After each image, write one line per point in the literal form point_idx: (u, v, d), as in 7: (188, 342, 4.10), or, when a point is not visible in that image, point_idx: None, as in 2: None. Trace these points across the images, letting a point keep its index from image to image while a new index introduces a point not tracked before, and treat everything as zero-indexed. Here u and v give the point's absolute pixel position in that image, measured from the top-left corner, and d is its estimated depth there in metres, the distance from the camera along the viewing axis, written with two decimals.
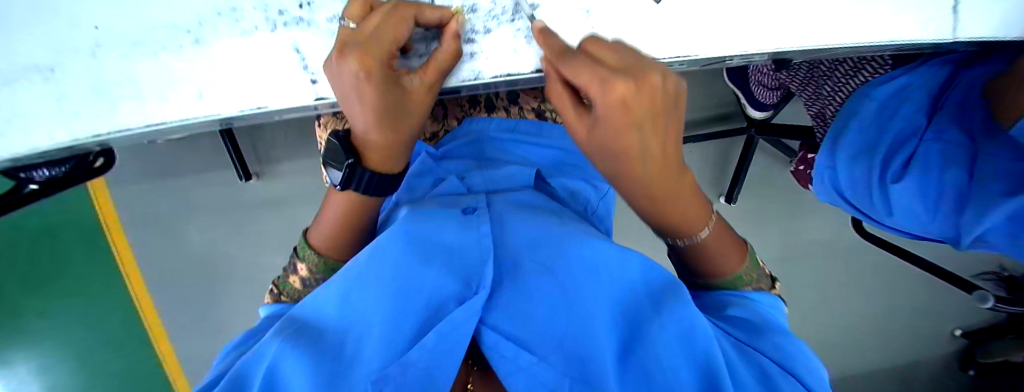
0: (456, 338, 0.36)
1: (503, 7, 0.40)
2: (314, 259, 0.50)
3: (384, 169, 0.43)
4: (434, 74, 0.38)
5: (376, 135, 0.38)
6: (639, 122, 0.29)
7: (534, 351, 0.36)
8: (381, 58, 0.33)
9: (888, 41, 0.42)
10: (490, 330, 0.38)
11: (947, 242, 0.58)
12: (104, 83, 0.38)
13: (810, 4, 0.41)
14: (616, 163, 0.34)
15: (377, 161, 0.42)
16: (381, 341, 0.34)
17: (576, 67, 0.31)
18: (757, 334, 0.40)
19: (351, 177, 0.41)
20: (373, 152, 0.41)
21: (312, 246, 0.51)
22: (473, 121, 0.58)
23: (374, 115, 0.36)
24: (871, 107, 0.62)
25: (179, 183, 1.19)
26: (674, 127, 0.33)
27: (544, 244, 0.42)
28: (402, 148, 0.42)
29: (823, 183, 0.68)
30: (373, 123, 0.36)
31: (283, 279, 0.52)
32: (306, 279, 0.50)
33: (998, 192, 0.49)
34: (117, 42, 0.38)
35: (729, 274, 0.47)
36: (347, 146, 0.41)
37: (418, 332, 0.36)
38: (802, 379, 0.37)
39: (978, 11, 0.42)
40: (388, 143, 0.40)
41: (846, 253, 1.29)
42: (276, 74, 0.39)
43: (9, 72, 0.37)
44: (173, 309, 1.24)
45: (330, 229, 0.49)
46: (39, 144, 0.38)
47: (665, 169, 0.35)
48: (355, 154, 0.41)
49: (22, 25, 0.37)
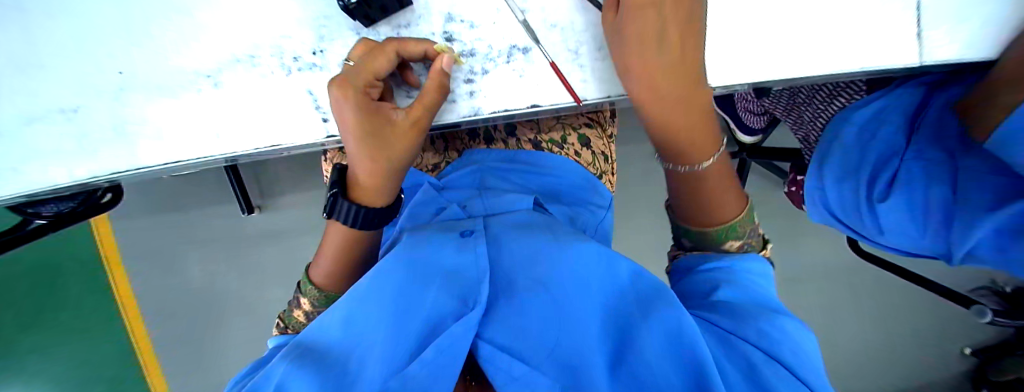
0: (453, 355, 0.36)
1: (500, 50, 0.42)
2: (315, 294, 0.51)
3: (375, 202, 0.45)
4: (418, 112, 0.39)
5: (359, 163, 0.42)
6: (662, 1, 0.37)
7: (528, 361, 0.36)
8: (361, 88, 0.37)
9: (858, 69, 0.45)
10: (483, 343, 0.37)
11: (941, 257, 0.60)
12: (124, 123, 0.41)
13: (786, 38, 0.44)
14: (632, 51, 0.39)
15: (364, 193, 0.44)
16: (382, 359, 0.35)
17: None
18: (742, 319, 0.41)
19: (334, 206, 0.44)
20: (359, 183, 0.44)
21: (313, 281, 0.51)
22: (473, 152, 0.60)
23: (354, 139, 0.39)
24: (852, 130, 0.66)
25: (181, 217, 1.19)
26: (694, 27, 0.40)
27: (537, 259, 0.43)
28: (387, 181, 0.43)
29: (815, 204, 0.70)
30: (355, 147, 0.40)
31: (288, 313, 0.54)
32: (309, 314, 0.51)
33: (982, 206, 0.50)
34: (135, 86, 0.41)
35: (725, 224, 0.50)
36: (337, 177, 0.45)
37: (417, 349, 0.36)
38: (792, 368, 0.37)
39: (945, 35, 0.45)
40: (370, 171, 0.42)
41: (845, 272, 1.29)
42: (287, 114, 0.42)
43: (38, 113, 0.41)
44: (168, 351, 1.21)
45: (329, 263, 0.49)
46: (58, 180, 0.42)
47: (682, 69, 0.40)
48: (341, 186, 0.44)
49: (55, 68, 0.41)
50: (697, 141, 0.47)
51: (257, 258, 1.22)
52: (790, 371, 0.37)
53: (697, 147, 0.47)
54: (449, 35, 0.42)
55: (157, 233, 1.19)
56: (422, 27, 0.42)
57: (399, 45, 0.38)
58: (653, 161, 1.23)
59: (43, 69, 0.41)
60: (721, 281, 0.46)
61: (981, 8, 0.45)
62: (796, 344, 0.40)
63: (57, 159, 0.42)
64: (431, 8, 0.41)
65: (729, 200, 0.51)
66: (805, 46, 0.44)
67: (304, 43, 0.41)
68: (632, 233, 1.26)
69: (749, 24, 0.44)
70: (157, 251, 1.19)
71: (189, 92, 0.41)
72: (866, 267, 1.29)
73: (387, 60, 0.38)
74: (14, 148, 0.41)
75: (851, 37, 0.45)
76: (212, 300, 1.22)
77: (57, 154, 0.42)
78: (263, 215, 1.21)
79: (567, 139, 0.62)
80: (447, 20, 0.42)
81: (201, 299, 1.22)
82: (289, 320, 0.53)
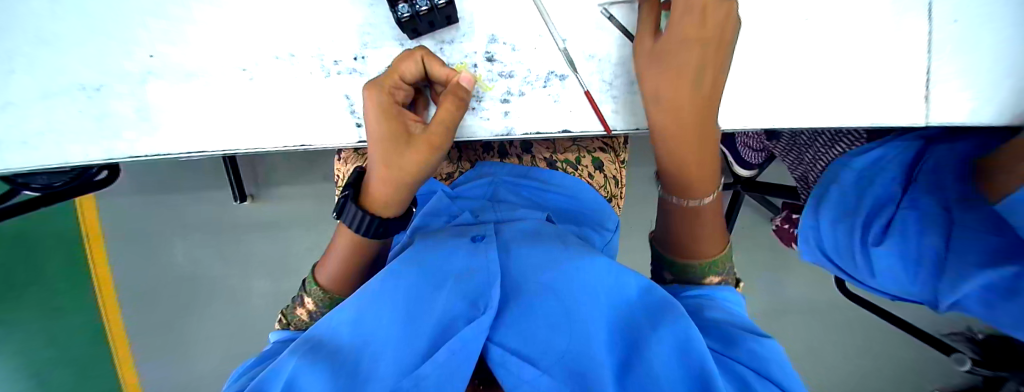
0: (467, 354, 0.35)
1: (538, 74, 0.44)
2: (319, 295, 0.50)
3: (384, 213, 0.45)
4: (436, 127, 0.38)
5: (373, 166, 0.42)
6: (702, 41, 0.39)
7: (537, 364, 0.35)
8: (385, 91, 0.38)
9: (867, 124, 0.47)
10: (494, 346, 0.37)
11: (926, 303, 0.62)
12: (148, 106, 0.41)
13: (804, 88, 0.46)
14: (663, 79, 0.41)
15: (373, 201, 0.44)
16: (395, 359, 0.35)
17: None
18: (733, 342, 0.41)
19: (343, 207, 0.45)
20: (369, 189, 0.44)
21: (318, 282, 0.50)
22: (485, 166, 0.61)
23: (372, 138, 0.40)
24: (849, 177, 0.67)
25: (171, 200, 1.17)
26: (716, 70, 0.41)
27: (550, 267, 0.42)
28: (396, 192, 0.42)
29: (807, 242, 0.72)
30: (372, 146, 0.40)
31: (293, 310, 0.53)
32: (313, 313, 0.51)
33: (973, 263, 0.53)
34: (165, 70, 0.41)
35: (707, 260, 0.52)
36: (355, 179, 0.46)
37: (429, 350, 0.35)
38: (779, 382, 0.38)
39: (950, 100, 0.48)
40: (380, 177, 0.41)
41: (828, 309, 1.32)
42: (320, 115, 0.42)
43: (57, 89, 0.41)
44: (143, 342, 1.17)
45: (336, 259, 0.49)
46: (74, 158, 0.41)
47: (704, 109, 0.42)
48: (354, 189, 0.45)
49: (79, 42, 0.40)
50: (707, 174, 0.48)
51: (246, 248, 1.20)
52: (775, 383, 0.38)
53: (701, 184, 0.49)
54: (491, 54, 0.43)
55: (145, 213, 1.16)
56: (465, 44, 0.43)
57: (428, 54, 0.38)
58: (652, 188, 1.27)
59: (70, 45, 0.40)
60: (706, 305, 0.47)
61: (988, 76, 0.48)
62: (780, 357, 0.41)
63: (74, 137, 0.41)
64: (476, 27, 0.43)
65: (715, 239, 0.53)
66: (823, 96, 0.47)
67: (347, 48, 0.42)
68: (625, 254, 1.27)
69: (774, 74, 0.46)
70: (143, 233, 1.17)
71: (221, 82, 0.41)
72: (848, 306, 1.32)
73: (412, 66, 0.38)
74: (29, 121, 0.41)
75: (863, 91, 0.47)
76: (195, 289, 1.19)
77: (76, 131, 0.41)
78: (256, 205, 1.19)
79: (581, 160, 0.63)
80: (490, 42, 0.43)
81: (184, 288, 1.19)
82: (292, 318, 0.53)
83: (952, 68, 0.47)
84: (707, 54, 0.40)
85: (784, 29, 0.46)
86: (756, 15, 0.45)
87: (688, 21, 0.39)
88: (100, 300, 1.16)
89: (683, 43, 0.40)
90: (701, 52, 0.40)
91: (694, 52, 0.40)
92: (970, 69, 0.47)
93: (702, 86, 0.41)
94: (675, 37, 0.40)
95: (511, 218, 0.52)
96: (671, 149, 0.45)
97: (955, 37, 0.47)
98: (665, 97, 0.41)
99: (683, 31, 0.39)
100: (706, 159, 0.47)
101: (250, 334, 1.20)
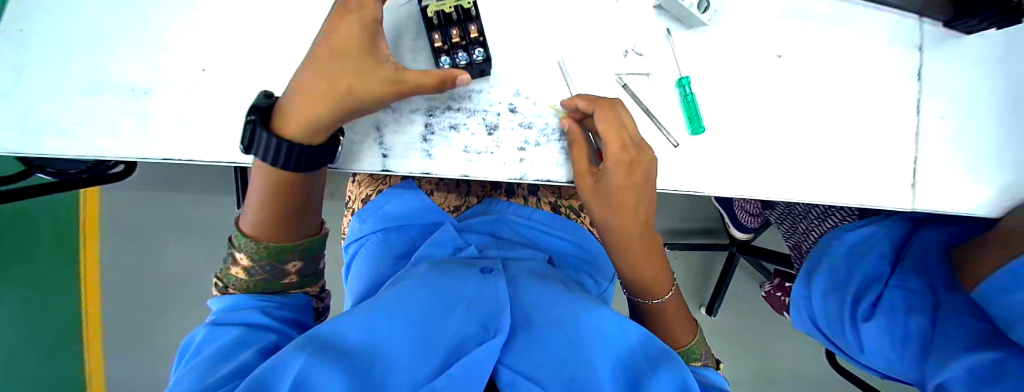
0: (478, 373, 0.37)
1: (554, 128, 0.48)
2: (251, 247, 0.46)
3: (296, 137, 0.39)
4: (412, 75, 0.38)
5: (313, 80, 0.38)
6: (633, 185, 0.46)
7: (543, 386, 0.37)
8: (362, 3, 0.38)
9: (858, 203, 0.50)
10: (504, 369, 0.40)
11: (915, 385, 0.61)
12: (189, 113, 0.44)
13: (800, 164, 0.50)
14: (611, 215, 0.49)
15: (293, 125, 0.39)
16: (410, 367, 0.36)
17: (606, 127, 0.43)
18: None
19: (253, 137, 0.39)
20: (291, 106, 0.39)
21: (247, 234, 0.46)
22: (495, 202, 0.64)
23: (332, 48, 0.37)
24: (840, 250, 0.69)
25: (176, 199, 1.18)
26: (647, 201, 0.49)
27: (555, 303, 0.46)
28: (316, 114, 0.38)
29: (798, 311, 0.73)
30: (327, 55, 0.38)
31: (226, 272, 0.48)
32: (251, 269, 0.46)
33: (959, 345, 0.54)
34: (212, 83, 0.45)
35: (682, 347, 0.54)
36: (264, 108, 0.40)
37: (442, 366, 0.37)
38: None
39: (936, 188, 0.51)
40: (318, 94, 0.38)
41: (820, 384, 1.29)
42: (348, 141, 0.45)
43: (108, 89, 0.44)
44: (117, 346, 1.14)
45: (259, 203, 0.45)
46: (109, 152, 0.44)
47: (648, 230, 0.52)
48: (262, 116, 0.39)
49: (138, 52, 0.44)
50: (659, 277, 0.54)
51: None
52: None
53: (659, 283, 0.54)
54: (513, 106, 0.47)
55: (147, 210, 1.18)
56: (492, 95, 0.47)
57: None
58: None
59: (130, 52, 0.44)
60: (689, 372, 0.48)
61: (970, 169, 0.51)
62: None
63: (113, 134, 0.44)
64: (502, 81, 0.47)
65: (684, 324, 0.55)
66: (818, 173, 0.50)
67: None
68: (618, 303, 1.27)
69: (772, 148, 0.49)
70: (142, 230, 1.17)
71: None
72: (839, 381, 1.29)
73: None
74: (74, 114, 0.44)
75: (856, 172, 0.50)
76: (180, 290, 1.18)
77: (117, 128, 0.44)
78: None
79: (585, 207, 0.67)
80: (514, 95, 0.47)
81: (167, 293, 1.17)
82: (226, 279, 0.47)
83: (937, 157, 0.51)
84: (642, 193, 0.47)
85: (782, 110, 0.50)
86: (759, 96, 0.50)
87: (619, 170, 0.45)
88: (84, 291, 1.14)
89: (621, 186, 0.46)
90: (642, 189, 0.47)
91: (629, 190, 0.47)
92: (955, 158, 0.51)
93: (638, 215, 0.49)
94: (614, 185, 0.46)
95: (515, 255, 0.55)
96: (629, 262, 0.53)
97: (940, 131, 0.51)
98: (614, 225, 0.50)
99: (617, 178, 0.45)
100: (655, 258, 0.53)
101: None
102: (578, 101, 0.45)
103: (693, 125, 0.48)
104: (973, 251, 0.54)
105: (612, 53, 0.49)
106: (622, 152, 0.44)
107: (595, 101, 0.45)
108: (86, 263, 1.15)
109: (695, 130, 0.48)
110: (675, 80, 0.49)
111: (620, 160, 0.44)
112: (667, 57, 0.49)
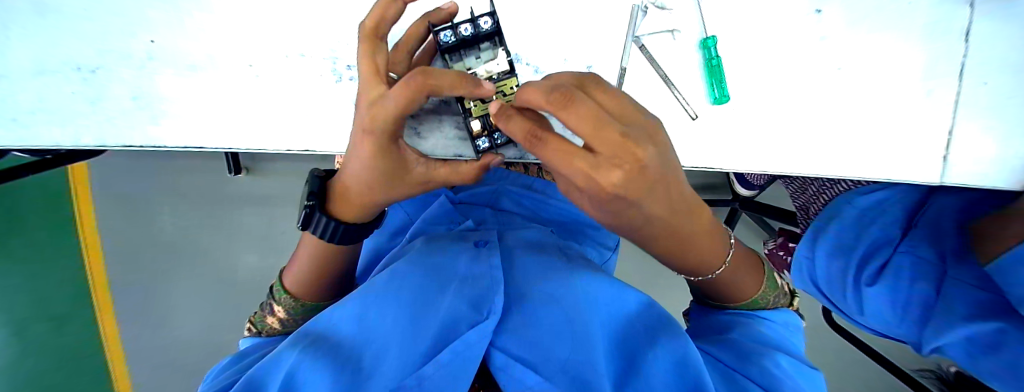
0: (468, 358, 0.35)
1: None
2: (289, 303, 0.45)
3: (349, 219, 0.40)
4: (446, 172, 0.35)
5: (355, 184, 0.36)
6: (636, 204, 0.29)
7: (540, 371, 0.36)
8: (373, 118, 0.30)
9: (883, 178, 0.46)
10: (497, 352, 0.38)
11: (909, 344, 0.62)
12: (145, 91, 0.39)
13: (825, 135, 0.45)
14: (653, 225, 0.34)
15: (347, 210, 0.39)
16: (400, 357, 0.35)
17: (555, 156, 0.26)
18: (747, 358, 0.41)
19: (310, 219, 0.39)
20: (341, 196, 0.38)
21: (288, 289, 0.46)
22: (495, 172, 0.60)
23: (358, 171, 0.34)
24: (852, 213, 0.65)
25: (168, 166, 1.15)
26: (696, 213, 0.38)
27: (553, 277, 0.43)
28: (368, 207, 0.38)
29: (800, 271, 0.71)
30: (355, 173, 0.35)
31: (261, 318, 0.47)
32: (285, 322, 0.46)
33: (962, 314, 0.53)
34: (168, 57, 0.39)
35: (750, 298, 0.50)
36: (319, 188, 0.39)
37: (430, 353, 0.35)
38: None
39: (969, 160, 0.47)
40: (363, 200, 0.37)
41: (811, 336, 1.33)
42: (326, 117, 0.41)
43: (46, 64, 0.38)
44: (131, 326, 1.14)
45: (303, 265, 0.44)
46: (62, 141, 0.39)
47: (705, 222, 0.40)
48: (319, 197, 0.39)
49: (74, 19, 0.38)
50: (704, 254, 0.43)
51: (236, 220, 1.18)
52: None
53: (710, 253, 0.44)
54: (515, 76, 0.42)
55: (136, 178, 1.14)
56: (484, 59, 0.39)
57: (424, 90, 0.27)
58: None
59: (66, 19, 0.38)
60: (736, 323, 0.48)
61: (1008, 139, 0.47)
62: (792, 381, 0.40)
63: (61, 120, 0.39)
64: None
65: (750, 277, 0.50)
66: (842, 143, 0.46)
67: None
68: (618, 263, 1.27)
69: (795, 115, 0.45)
70: (133, 198, 1.15)
71: (227, 75, 0.40)
72: (829, 334, 1.33)
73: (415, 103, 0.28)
74: (13, 97, 0.38)
75: (882, 143, 0.46)
76: (179, 257, 1.17)
77: (65, 113, 0.39)
78: (250, 178, 1.17)
79: None
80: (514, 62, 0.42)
81: (168, 260, 1.16)
82: (260, 326, 0.46)
83: (976, 127, 0.46)
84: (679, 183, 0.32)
85: (811, 72, 0.45)
86: (785, 57, 0.44)
87: (609, 201, 0.28)
88: (84, 255, 1.12)
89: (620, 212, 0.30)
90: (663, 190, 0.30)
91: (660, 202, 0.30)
92: (993, 126, 0.46)
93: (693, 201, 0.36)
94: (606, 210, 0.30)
95: (513, 227, 0.53)
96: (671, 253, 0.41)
97: (984, 97, 0.46)
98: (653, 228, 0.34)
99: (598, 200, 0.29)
100: (706, 242, 0.43)
101: (240, 318, 1.17)
102: (510, 137, 0.28)
103: (715, 94, 0.43)
104: (994, 227, 0.51)
105: (623, 9, 0.43)
106: (593, 184, 0.26)
107: (525, 136, 0.27)
108: (85, 242, 1.12)
109: (716, 99, 0.43)
110: (697, 41, 0.44)
111: (597, 190, 0.27)
112: (689, 14, 0.43)
